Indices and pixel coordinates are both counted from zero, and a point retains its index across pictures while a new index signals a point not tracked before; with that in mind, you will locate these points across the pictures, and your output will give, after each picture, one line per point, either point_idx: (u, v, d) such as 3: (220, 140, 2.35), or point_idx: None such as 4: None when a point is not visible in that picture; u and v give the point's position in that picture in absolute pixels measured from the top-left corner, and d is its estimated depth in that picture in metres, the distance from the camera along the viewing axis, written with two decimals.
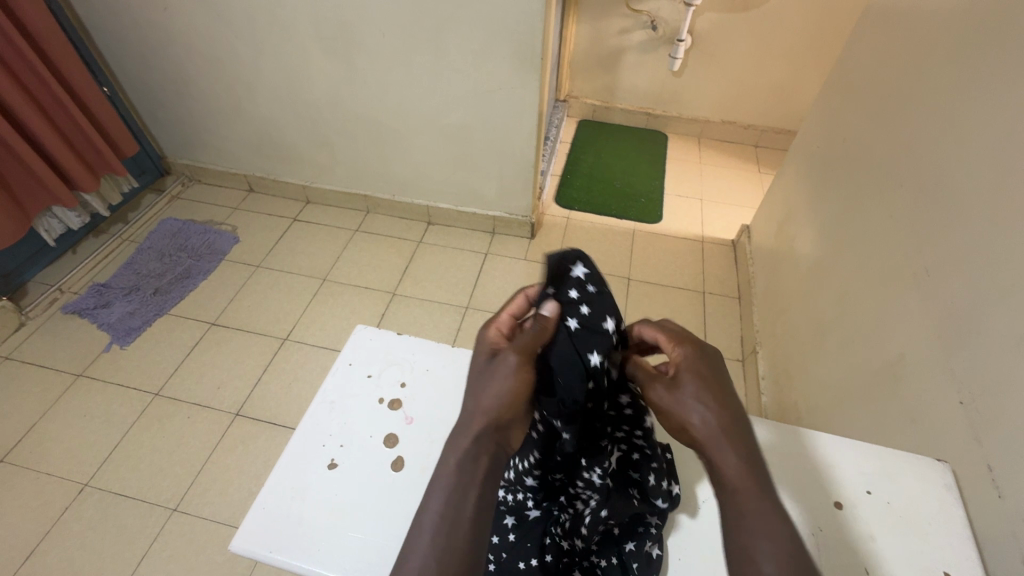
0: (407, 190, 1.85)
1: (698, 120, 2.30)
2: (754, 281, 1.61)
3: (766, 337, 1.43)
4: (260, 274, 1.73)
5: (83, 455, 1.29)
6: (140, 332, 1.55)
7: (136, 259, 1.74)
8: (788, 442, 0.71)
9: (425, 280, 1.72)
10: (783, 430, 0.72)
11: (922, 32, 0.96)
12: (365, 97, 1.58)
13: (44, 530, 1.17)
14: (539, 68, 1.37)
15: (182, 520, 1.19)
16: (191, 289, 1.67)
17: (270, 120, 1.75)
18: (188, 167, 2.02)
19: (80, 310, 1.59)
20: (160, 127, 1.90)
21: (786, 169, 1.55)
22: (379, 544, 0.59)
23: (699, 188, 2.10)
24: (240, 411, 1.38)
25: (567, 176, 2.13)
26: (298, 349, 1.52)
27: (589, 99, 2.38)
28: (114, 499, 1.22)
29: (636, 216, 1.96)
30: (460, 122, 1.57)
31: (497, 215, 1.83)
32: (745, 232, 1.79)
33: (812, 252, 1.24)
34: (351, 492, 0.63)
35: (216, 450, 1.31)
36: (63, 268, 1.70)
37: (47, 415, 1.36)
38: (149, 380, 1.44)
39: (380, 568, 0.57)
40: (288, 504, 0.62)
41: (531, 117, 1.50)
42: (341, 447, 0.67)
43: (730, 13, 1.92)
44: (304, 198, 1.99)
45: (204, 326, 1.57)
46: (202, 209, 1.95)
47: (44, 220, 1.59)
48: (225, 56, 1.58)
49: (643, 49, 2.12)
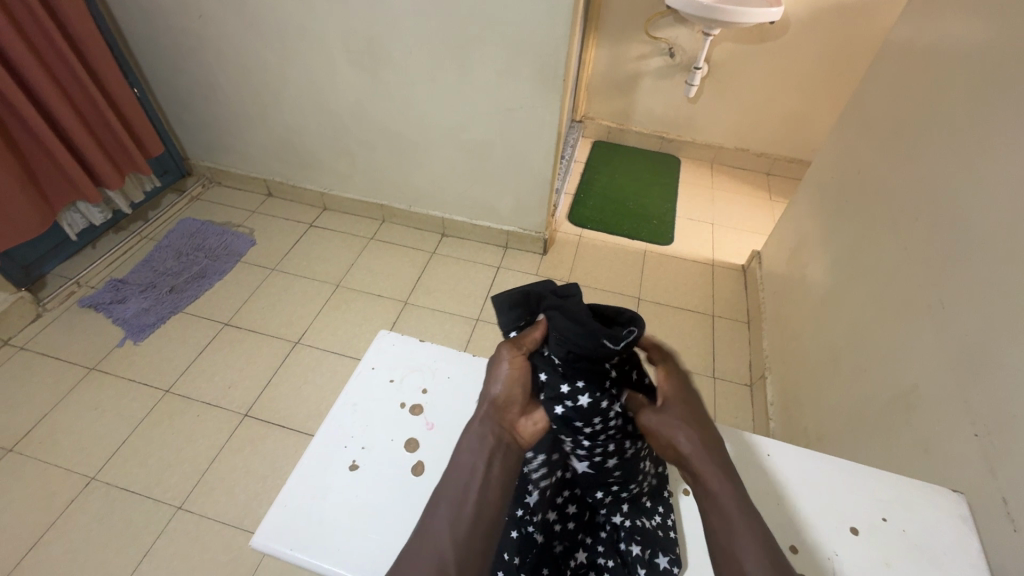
0: (423, 202, 1.88)
1: (711, 146, 2.33)
2: (764, 307, 1.62)
3: (776, 363, 1.44)
4: (275, 277, 1.75)
5: (92, 448, 1.30)
6: (153, 329, 1.56)
7: (153, 256, 1.77)
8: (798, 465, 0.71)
9: (437, 290, 1.74)
10: (793, 450, 0.73)
11: (939, 71, 0.98)
12: (388, 109, 1.62)
13: (49, 521, 1.17)
14: (560, 88, 1.40)
15: (186, 519, 1.19)
16: (207, 288, 1.69)
17: (293, 127, 1.79)
18: (209, 169, 2.05)
19: (96, 304, 1.61)
20: (185, 130, 1.94)
21: (798, 197, 1.57)
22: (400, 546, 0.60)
23: (711, 213, 2.12)
24: (249, 411, 1.39)
25: (580, 195, 2.16)
26: (309, 352, 1.53)
27: (605, 120, 2.42)
28: (120, 493, 1.22)
29: (647, 237, 1.98)
30: (480, 138, 1.60)
31: (510, 230, 1.85)
32: (756, 257, 1.80)
33: (824, 280, 1.26)
34: (372, 494, 0.64)
35: (224, 448, 1.31)
36: (82, 262, 1.72)
37: (59, 406, 1.37)
38: (161, 376, 1.45)
39: None
40: (309, 503, 0.63)
41: (550, 135, 1.53)
42: (362, 450, 0.68)
43: (746, 44, 1.97)
44: (321, 205, 2.02)
45: (217, 326, 1.59)
46: (220, 210, 1.98)
47: (68, 214, 1.62)
48: (254, 64, 1.63)
49: (660, 75, 2.17)
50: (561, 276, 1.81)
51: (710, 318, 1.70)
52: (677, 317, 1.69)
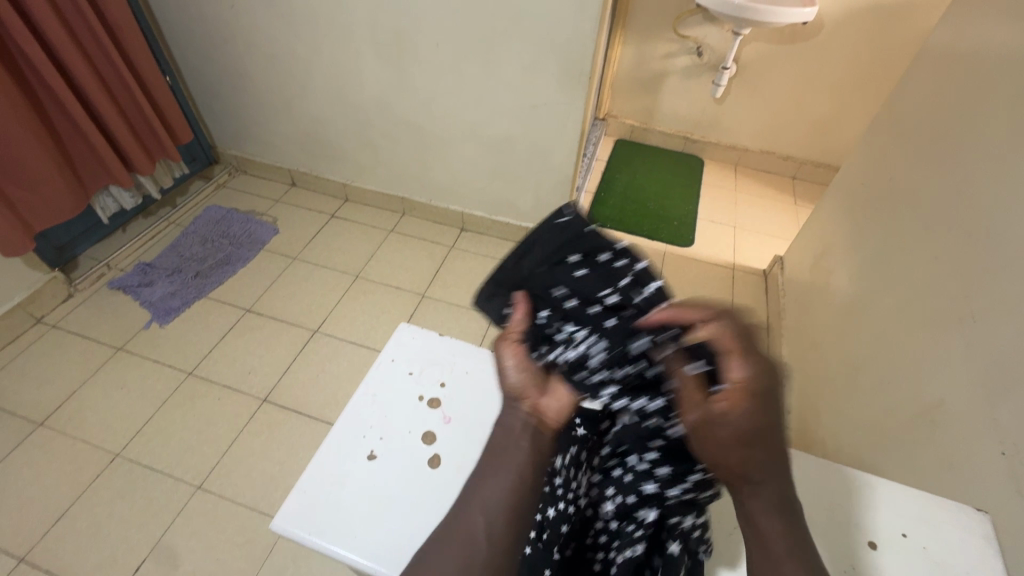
0: (444, 196, 1.89)
1: (736, 147, 2.30)
2: (784, 313, 1.59)
3: (795, 371, 1.42)
4: (296, 266, 1.78)
5: (117, 425, 1.34)
6: (178, 312, 1.60)
7: (180, 242, 1.81)
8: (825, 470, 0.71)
9: (454, 285, 1.75)
10: (810, 460, 0.72)
11: (979, 78, 0.95)
12: (413, 102, 1.62)
13: (75, 494, 1.22)
14: (585, 85, 1.39)
15: (205, 499, 1.22)
16: (230, 275, 1.73)
17: (319, 118, 1.81)
18: (235, 158, 2.09)
19: (124, 286, 1.65)
20: (214, 118, 1.98)
21: (824, 203, 1.54)
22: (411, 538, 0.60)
23: (733, 216, 2.09)
24: (268, 397, 1.42)
25: (601, 194, 2.15)
26: (327, 341, 1.56)
27: (628, 119, 2.40)
28: (143, 471, 1.26)
29: (667, 238, 1.97)
30: (503, 133, 1.60)
31: (530, 227, 1.85)
32: (778, 262, 1.77)
33: (848, 289, 1.23)
34: (389, 484, 0.65)
35: (242, 432, 1.34)
36: (112, 245, 1.77)
37: (86, 384, 1.41)
38: (184, 359, 1.49)
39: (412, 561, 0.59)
40: (327, 489, 0.64)
41: (573, 132, 1.52)
42: (380, 440, 0.69)
43: (776, 44, 1.93)
44: (343, 196, 2.04)
45: (240, 312, 1.62)
46: (245, 198, 2.02)
47: (101, 199, 1.66)
48: (282, 56, 1.65)
49: (687, 74, 2.14)
50: None
51: None
52: None
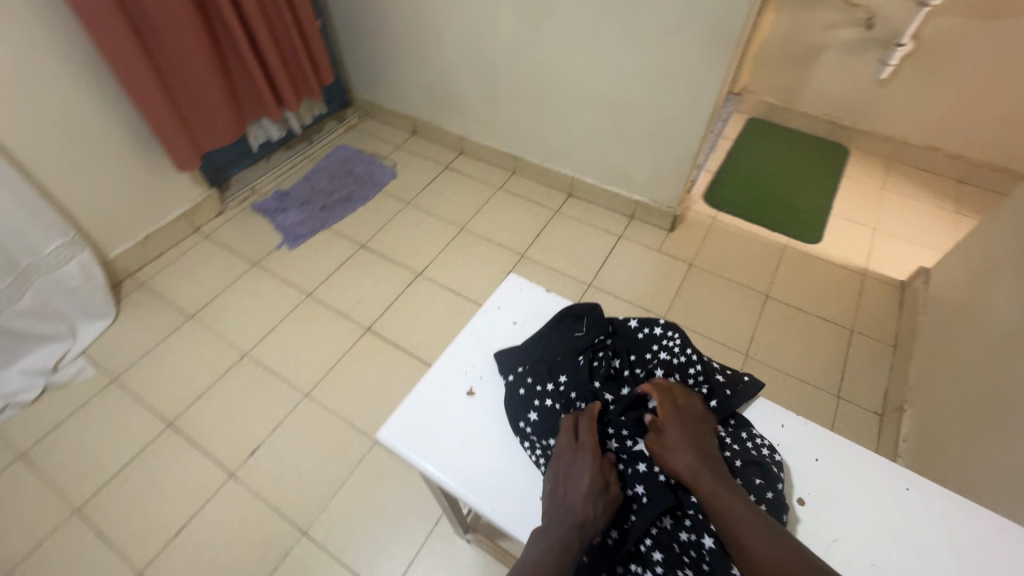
0: (556, 159, 1.87)
1: (893, 139, 2.00)
2: (920, 332, 1.41)
3: (922, 398, 1.26)
4: (409, 210, 1.88)
5: (248, 329, 1.54)
6: (305, 239, 1.78)
7: (312, 175, 1.98)
8: (944, 510, 0.69)
9: (554, 249, 1.75)
10: (936, 490, 0.71)
11: None
12: (542, 60, 1.61)
13: (212, 380, 1.42)
14: (731, 53, 1.29)
15: (311, 405, 1.37)
16: (351, 211, 1.87)
17: (448, 70, 1.85)
18: (367, 103, 2.22)
19: (265, 210, 1.85)
20: (353, 63, 2.10)
21: (998, 212, 1.31)
22: (496, 475, 0.66)
23: (875, 216, 1.85)
24: (372, 327, 1.54)
25: (722, 175, 2.00)
26: (429, 285, 1.65)
27: (767, 96, 2.18)
28: (265, 371, 1.44)
29: (791, 231, 1.80)
30: (629, 100, 1.55)
31: (640, 200, 1.78)
32: (923, 274, 1.55)
33: (1013, 314, 1.06)
34: (483, 421, 0.71)
35: (347, 353, 1.48)
36: (259, 171, 1.98)
37: (228, 290, 1.63)
38: (306, 281, 1.65)
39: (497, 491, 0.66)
40: (428, 414, 0.72)
41: (707, 103, 1.42)
42: (480, 380, 0.75)
43: (973, 19, 1.63)
44: (458, 148, 2.10)
45: (355, 246, 1.76)
46: (371, 142, 2.15)
47: (254, 129, 1.85)
48: (424, 4, 1.70)
49: (849, 49, 1.89)
50: (684, 257, 1.72)
51: (848, 332, 1.52)
52: (808, 323, 1.54)
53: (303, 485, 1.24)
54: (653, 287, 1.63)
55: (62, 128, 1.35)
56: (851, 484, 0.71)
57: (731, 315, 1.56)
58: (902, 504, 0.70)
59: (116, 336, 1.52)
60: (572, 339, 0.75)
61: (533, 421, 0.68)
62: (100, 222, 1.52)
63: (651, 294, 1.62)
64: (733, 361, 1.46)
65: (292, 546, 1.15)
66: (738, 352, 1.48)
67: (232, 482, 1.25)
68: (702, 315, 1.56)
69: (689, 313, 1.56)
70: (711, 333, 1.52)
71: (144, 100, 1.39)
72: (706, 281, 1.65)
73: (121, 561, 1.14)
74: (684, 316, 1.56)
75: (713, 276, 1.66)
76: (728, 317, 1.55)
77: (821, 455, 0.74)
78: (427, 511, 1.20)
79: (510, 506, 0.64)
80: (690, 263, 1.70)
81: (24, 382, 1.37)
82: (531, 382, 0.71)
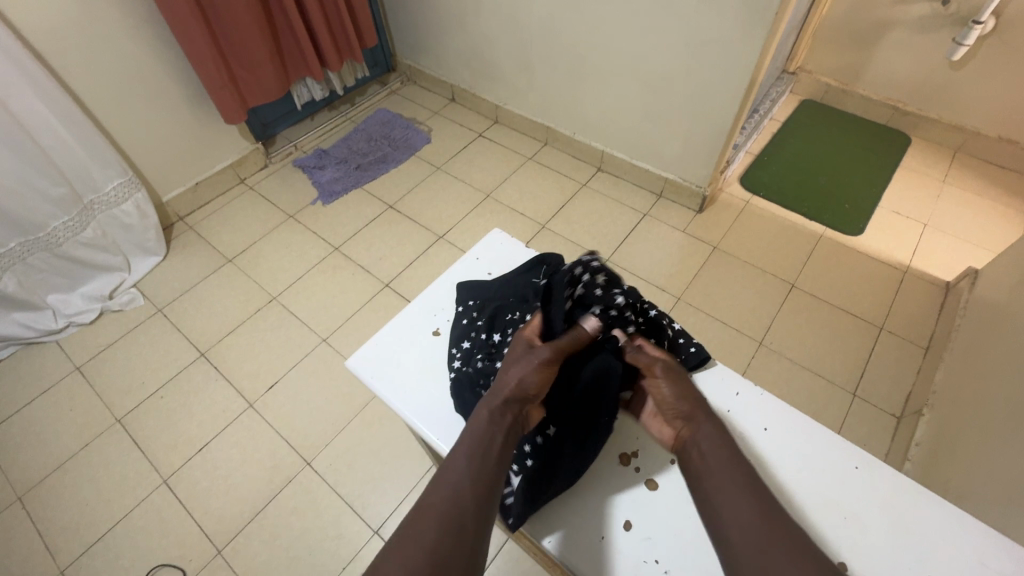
0: (588, 132, 1.85)
1: (963, 129, 1.83)
2: (955, 335, 1.31)
3: (941, 403, 1.19)
4: (438, 175, 1.92)
5: (279, 275, 1.64)
6: (338, 196, 1.86)
7: (351, 136, 2.06)
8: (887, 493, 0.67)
9: (576, 221, 1.74)
10: (893, 474, 0.68)
11: None
12: (575, 27, 1.58)
13: (243, 319, 1.54)
14: (769, 24, 1.23)
15: (327, 350, 1.46)
16: (383, 172, 1.94)
17: (485, 36, 1.85)
18: (409, 68, 2.27)
19: (304, 166, 1.95)
20: (398, 28, 2.14)
21: None
22: (442, 400, 0.76)
23: (929, 211, 1.72)
24: (390, 283, 1.61)
25: (763, 157, 1.91)
26: (449, 248, 1.69)
27: (825, 77, 2.05)
28: (289, 316, 1.54)
29: (829, 220, 1.70)
30: (663, 71, 1.50)
31: (668, 177, 1.74)
32: (970, 276, 1.43)
33: None
34: (442, 356, 0.81)
35: (364, 306, 1.56)
36: (302, 129, 2.09)
37: (264, 239, 1.74)
38: (334, 236, 1.74)
39: (447, 413, 0.74)
40: (395, 348, 0.82)
41: (742, 78, 1.36)
42: (446, 321, 0.85)
43: None
44: (493, 117, 2.11)
45: (383, 207, 1.82)
46: (410, 107, 2.20)
47: (299, 87, 1.93)
48: None
49: (919, 27, 1.73)
50: (709, 239, 1.67)
51: (875, 330, 1.43)
52: (832, 316, 1.47)
53: (311, 422, 1.33)
54: (673, 266, 1.60)
55: (123, 75, 1.47)
56: (799, 457, 0.69)
57: (750, 301, 1.51)
58: (850, 481, 0.67)
59: (165, 273, 1.66)
60: (526, 286, 0.80)
61: (465, 349, 0.78)
62: (156, 168, 1.67)
63: (669, 274, 1.59)
64: (745, 348, 1.42)
65: (296, 474, 1.25)
66: (752, 339, 1.43)
67: (250, 411, 1.36)
68: (719, 298, 1.52)
69: (705, 296, 1.53)
70: (726, 317, 1.48)
71: (196, 56, 1.50)
72: (728, 265, 1.60)
73: (151, 468, 1.27)
74: (700, 298, 1.52)
75: (736, 260, 1.61)
76: (746, 304, 1.50)
77: (769, 426, 0.72)
78: (419, 460, 1.26)
79: (455, 424, 0.73)
80: (714, 245, 1.65)
81: (84, 304, 1.53)
82: (474, 316, 0.81)
